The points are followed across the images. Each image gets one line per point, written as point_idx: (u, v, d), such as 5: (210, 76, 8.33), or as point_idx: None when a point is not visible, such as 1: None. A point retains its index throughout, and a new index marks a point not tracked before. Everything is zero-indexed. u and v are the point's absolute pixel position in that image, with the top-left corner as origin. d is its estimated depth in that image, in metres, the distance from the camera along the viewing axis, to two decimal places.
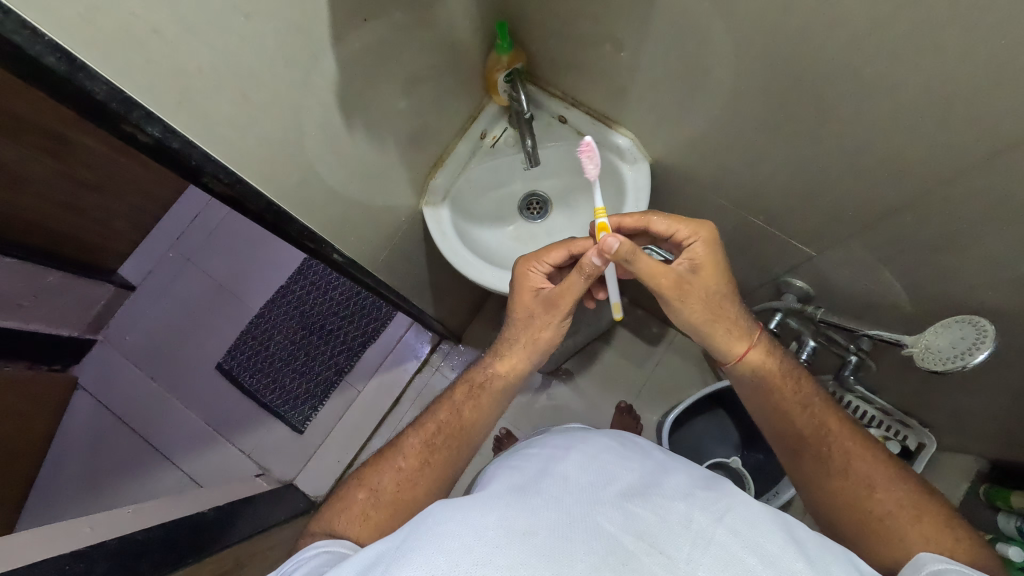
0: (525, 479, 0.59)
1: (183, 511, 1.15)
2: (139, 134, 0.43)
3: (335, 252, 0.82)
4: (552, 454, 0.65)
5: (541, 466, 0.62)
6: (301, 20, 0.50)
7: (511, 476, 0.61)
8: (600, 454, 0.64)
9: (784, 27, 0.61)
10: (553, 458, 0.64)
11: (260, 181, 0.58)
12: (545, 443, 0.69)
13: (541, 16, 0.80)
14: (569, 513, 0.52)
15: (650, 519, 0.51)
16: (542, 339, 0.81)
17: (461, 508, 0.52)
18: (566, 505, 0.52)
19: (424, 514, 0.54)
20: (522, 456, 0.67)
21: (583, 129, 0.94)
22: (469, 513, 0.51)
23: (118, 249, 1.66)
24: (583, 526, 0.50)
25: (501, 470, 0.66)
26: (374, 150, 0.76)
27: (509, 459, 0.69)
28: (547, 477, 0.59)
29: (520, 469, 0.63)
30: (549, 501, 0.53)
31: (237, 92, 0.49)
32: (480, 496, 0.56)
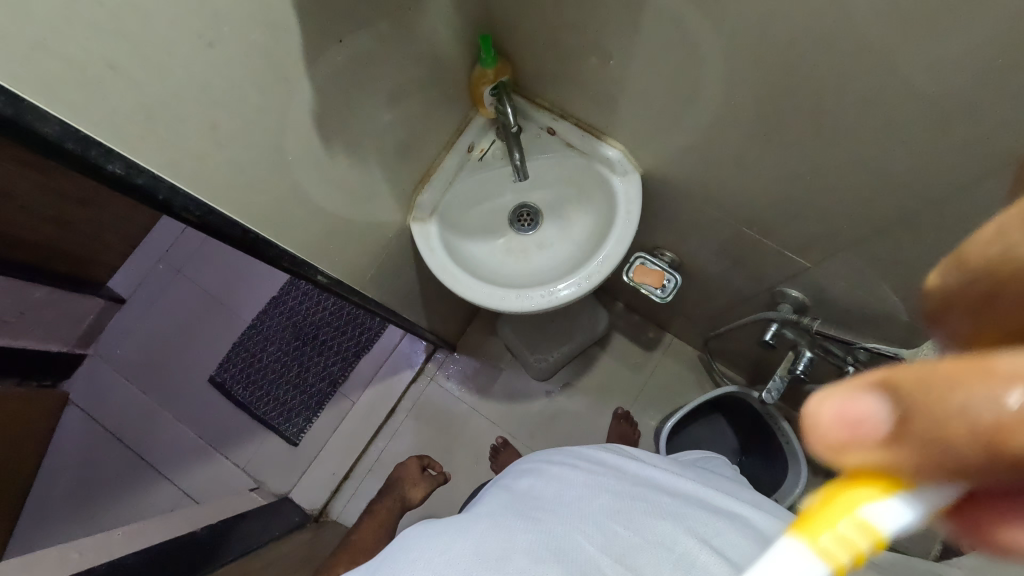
0: (513, 501, 0.60)
1: (176, 530, 1.13)
2: (99, 172, 0.41)
3: (319, 274, 0.80)
4: (549, 471, 0.65)
5: (531, 490, 0.63)
6: (272, 45, 0.49)
7: (500, 499, 0.62)
8: (595, 472, 0.64)
9: (773, 38, 0.60)
10: (551, 475, 0.64)
11: (235, 209, 0.57)
12: (541, 459, 0.71)
13: (526, 27, 0.78)
14: (547, 534, 0.53)
15: (629, 538, 0.52)
16: (415, 497, 1.37)
17: (442, 536, 0.54)
18: (545, 527, 0.54)
19: (409, 539, 0.56)
20: (514, 479, 0.68)
21: (572, 141, 0.92)
22: (447, 542, 0.53)
23: (107, 262, 1.64)
24: (560, 547, 0.51)
25: (497, 489, 0.67)
26: (357, 167, 0.74)
27: (503, 483, 0.69)
28: (534, 499, 0.60)
29: (515, 489, 0.64)
30: (529, 524, 0.55)
31: (204, 122, 0.47)
32: (466, 518, 0.58)
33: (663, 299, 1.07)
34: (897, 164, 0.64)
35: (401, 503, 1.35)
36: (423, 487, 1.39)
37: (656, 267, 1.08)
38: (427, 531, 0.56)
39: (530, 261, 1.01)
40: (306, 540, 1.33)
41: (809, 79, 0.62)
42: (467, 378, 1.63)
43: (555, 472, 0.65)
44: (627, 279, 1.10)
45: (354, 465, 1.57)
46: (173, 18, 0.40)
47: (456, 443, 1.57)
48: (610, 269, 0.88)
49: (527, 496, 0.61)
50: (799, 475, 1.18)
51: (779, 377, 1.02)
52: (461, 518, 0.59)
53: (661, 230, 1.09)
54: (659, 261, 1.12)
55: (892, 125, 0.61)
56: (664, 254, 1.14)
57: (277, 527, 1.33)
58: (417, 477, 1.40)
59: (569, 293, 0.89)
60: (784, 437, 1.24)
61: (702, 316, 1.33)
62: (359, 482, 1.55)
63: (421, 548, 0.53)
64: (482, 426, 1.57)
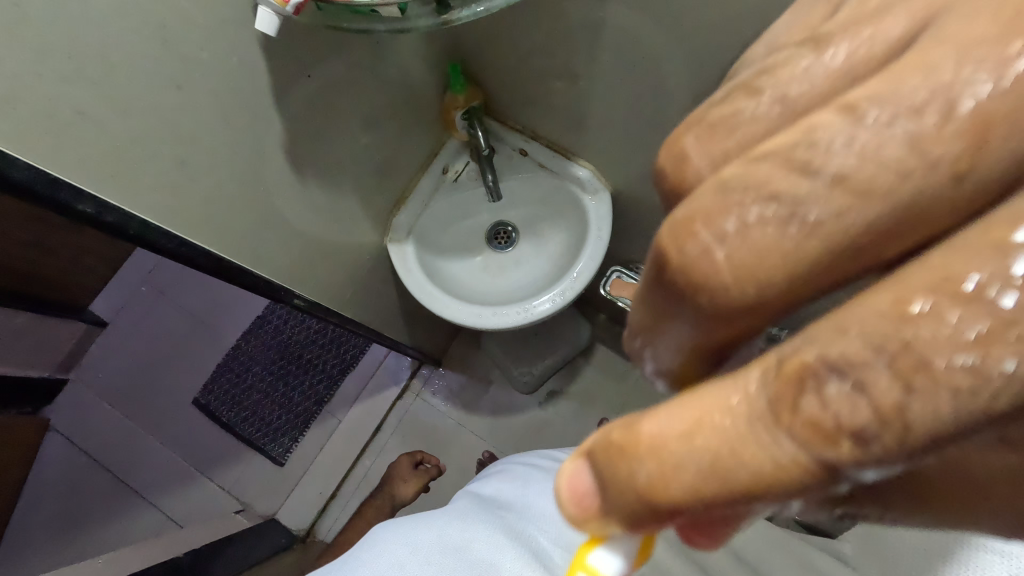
0: (478, 497, 0.62)
1: (158, 557, 1.13)
2: (71, 212, 0.43)
3: (298, 297, 0.81)
4: (518, 469, 0.67)
5: (497, 486, 0.64)
6: (239, 84, 0.51)
7: (468, 495, 0.63)
8: (562, 467, 0.65)
9: (727, 64, 0.63)
10: (518, 475, 0.65)
11: (210, 239, 0.58)
12: (514, 459, 0.71)
13: (495, 53, 0.81)
14: (505, 525, 0.54)
15: (580, 529, 0.54)
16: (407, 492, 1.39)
17: (404, 528, 0.55)
18: (504, 518, 0.55)
19: (374, 535, 0.56)
20: (485, 478, 0.69)
21: (544, 161, 0.94)
22: (409, 532, 0.54)
23: (87, 287, 1.63)
24: (516, 537, 0.53)
25: (468, 488, 0.68)
26: (333, 193, 0.76)
27: (476, 483, 0.69)
28: (497, 497, 0.61)
29: (484, 488, 0.65)
30: (489, 515, 0.56)
31: (174, 159, 0.49)
32: (436, 511, 0.59)
33: None
34: None
35: (393, 499, 1.38)
36: (415, 482, 1.39)
37: (632, 281, 1.10)
38: (398, 523, 0.57)
39: (507, 278, 1.02)
40: (293, 560, 1.32)
41: None
42: (453, 394, 1.64)
43: (524, 471, 0.66)
44: (604, 293, 1.12)
45: (341, 484, 1.57)
46: (137, 64, 0.42)
47: (443, 459, 1.57)
48: (584, 284, 0.91)
49: (493, 494, 0.63)
50: None
51: None
52: (434, 512, 0.59)
53: (635, 244, 1.11)
54: (636, 275, 1.13)
55: None
56: (640, 267, 1.16)
57: (264, 549, 1.32)
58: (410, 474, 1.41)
59: (545, 309, 0.91)
60: None
61: None
62: (347, 501, 1.55)
63: (388, 542, 0.54)
64: (468, 441, 1.58)
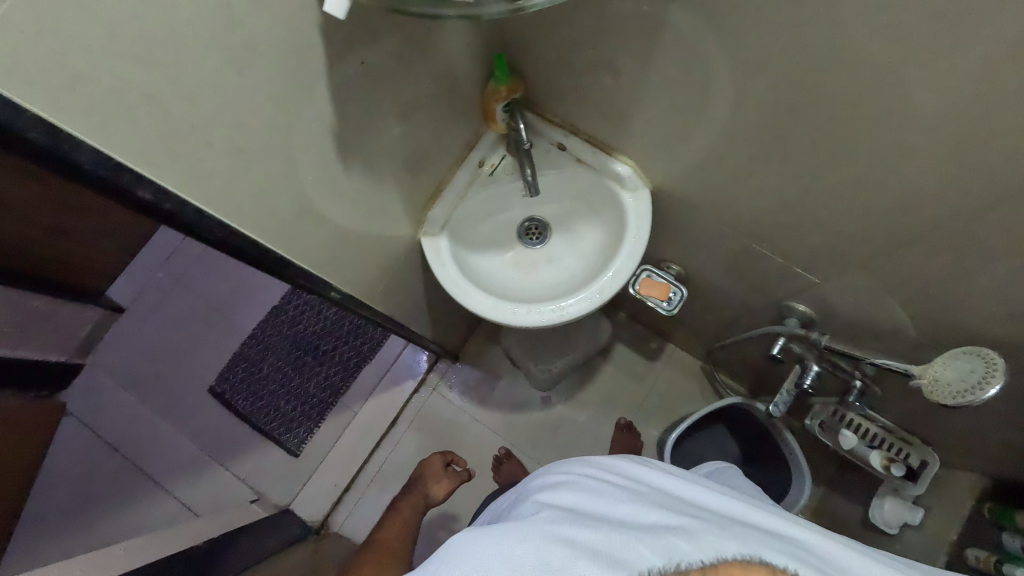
0: (560, 511, 0.57)
1: (179, 545, 1.12)
2: (129, 197, 0.42)
3: (332, 290, 0.79)
4: (591, 484, 0.61)
5: (574, 500, 0.59)
6: (297, 74, 0.49)
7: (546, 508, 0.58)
8: (640, 487, 0.60)
9: (789, 65, 0.61)
10: (593, 490, 0.60)
11: (257, 228, 0.56)
12: (570, 470, 0.66)
13: (541, 46, 0.79)
14: (602, 545, 0.50)
15: (696, 555, 0.49)
16: (440, 494, 1.32)
17: (491, 537, 0.52)
18: (603, 538, 0.50)
19: (459, 544, 0.53)
20: (551, 488, 0.64)
21: (582, 157, 0.92)
22: (499, 545, 0.51)
23: (107, 271, 1.63)
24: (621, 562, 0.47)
25: (531, 499, 0.63)
26: (372, 185, 0.74)
27: (538, 492, 0.64)
28: (578, 511, 0.56)
29: (558, 502, 0.59)
30: (587, 534, 0.51)
31: (233, 146, 0.47)
32: (516, 524, 0.54)
33: (669, 312, 1.07)
34: (904, 182, 0.65)
35: (424, 500, 1.31)
36: (447, 484, 1.33)
37: (662, 280, 1.08)
38: (477, 534, 0.53)
39: (539, 276, 1.00)
40: (309, 553, 1.31)
41: (823, 104, 0.63)
42: (470, 388, 1.63)
43: (597, 487, 0.60)
44: (634, 292, 1.09)
45: (356, 476, 1.56)
46: (207, 48, 0.40)
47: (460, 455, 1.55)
48: (621, 284, 0.89)
49: (572, 509, 0.57)
50: (803, 485, 1.17)
51: (787, 392, 1.02)
52: (505, 527, 0.54)
53: (667, 242, 1.09)
54: (666, 274, 1.11)
55: (898, 144, 0.62)
56: (670, 267, 1.14)
57: (281, 539, 1.32)
58: (439, 474, 1.35)
59: (580, 308, 0.89)
60: (787, 448, 1.22)
61: (705, 327, 1.34)
62: (362, 493, 1.54)
63: (478, 546, 0.51)
64: (484, 436, 1.57)
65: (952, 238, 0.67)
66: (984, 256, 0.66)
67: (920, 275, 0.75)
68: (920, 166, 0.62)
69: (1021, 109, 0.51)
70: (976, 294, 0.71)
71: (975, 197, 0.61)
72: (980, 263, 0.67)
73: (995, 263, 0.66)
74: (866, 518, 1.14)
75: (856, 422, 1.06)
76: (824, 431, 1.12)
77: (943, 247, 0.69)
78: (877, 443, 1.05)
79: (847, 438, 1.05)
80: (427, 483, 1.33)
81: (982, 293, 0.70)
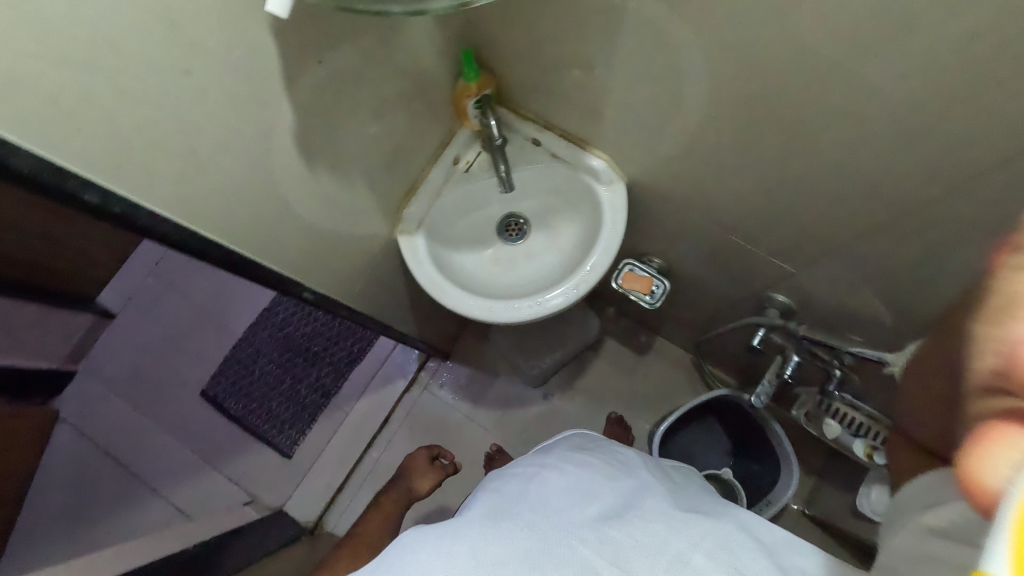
0: (502, 499, 0.59)
1: (170, 549, 1.12)
2: (76, 202, 0.42)
3: (307, 291, 0.79)
4: (537, 472, 0.63)
5: (520, 487, 0.61)
6: (252, 74, 0.50)
7: (489, 497, 0.61)
8: (586, 470, 0.63)
9: (752, 56, 0.61)
10: (538, 478, 0.62)
11: (218, 229, 0.56)
12: (523, 459, 0.68)
13: (511, 41, 0.79)
14: (538, 537, 0.52)
15: (624, 542, 0.52)
16: (424, 488, 1.31)
17: (436, 533, 0.54)
18: (539, 529, 0.53)
19: (411, 541, 0.54)
20: (501, 475, 0.66)
21: (557, 152, 0.92)
22: (441, 539, 0.53)
23: (95, 278, 1.63)
24: (554, 557, 0.51)
25: (485, 487, 0.65)
26: (343, 184, 0.74)
27: (491, 480, 0.67)
28: (522, 497, 0.59)
29: (504, 488, 0.61)
30: (524, 526, 0.53)
31: (185, 147, 0.47)
32: (460, 519, 0.57)
33: (652, 305, 1.07)
34: (871, 170, 0.65)
35: (410, 494, 1.30)
36: (432, 478, 1.32)
37: (645, 274, 1.07)
38: (428, 531, 0.55)
39: (518, 272, 1.00)
40: (301, 554, 1.31)
41: (787, 94, 0.63)
42: (461, 386, 1.63)
43: (545, 476, 0.62)
44: (616, 286, 1.09)
45: (349, 476, 1.55)
46: (150, 49, 0.40)
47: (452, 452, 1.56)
48: (598, 278, 0.89)
49: (517, 496, 0.59)
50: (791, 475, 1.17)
51: (769, 381, 1.01)
52: (450, 523, 0.56)
53: (649, 235, 1.09)
54: (649, 267, 1.11)
55: (862, 133, 0.62)
56: (653, 260, 1.14)
57: (275, 539, 1.33)
58: (425, 467, 1.34)
59: (558, 303, 0.89)
60: (775, 437, 1.22)
61: (691, 319, 1.34)
62: (355, 493, 1.53)
63: (431, 543, 0.53)
64: (475, 434, 1.57)
65: (921, 225, 0.67)
66: (953, 241, 0.66)
67: (894, 262, 0.75)
68: (885, 154, 0.62)
69: (976, 94, 0.51)
70: (948, 280, 0.71)
71: (940, 184, 0.61)
72: (949, 249, 0.67)
73: (963, 248, 0.66)
74: (854, 506, 1.15)
75: (841, 411, 1.05)
76: (809, 421, 1.12)
77: (913, 234, 0.69)
78: (861, 433, 1.03)
79: (831, 428, 1.05)
80: (410, 476, 1.32)
81: (954, 279, 0.70)
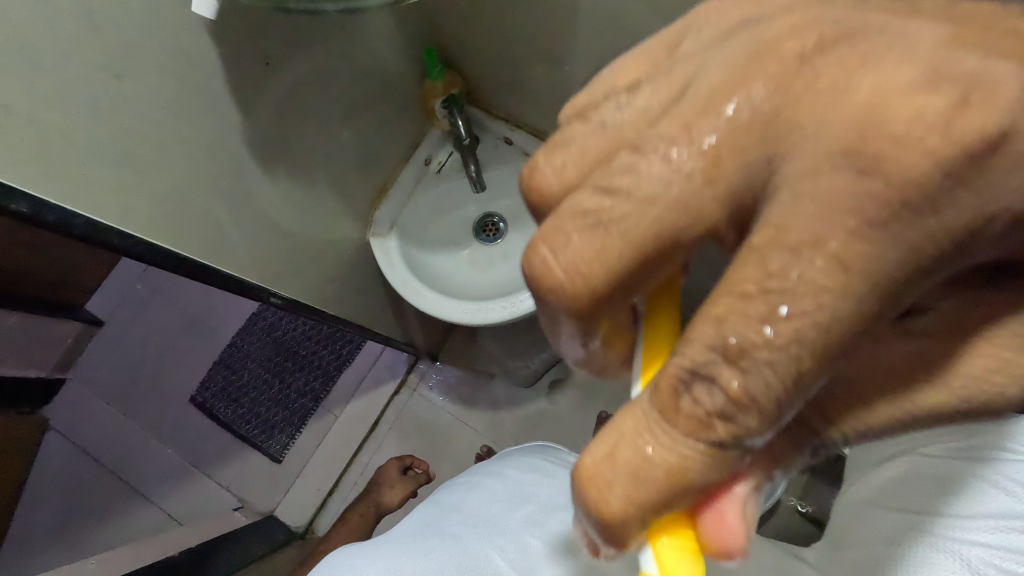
0: (438, 512, 0.63)
1: (152, 557, 1.11)
2: (2, 212, 0.40)
3: (273, 296, 0.75)
4: (477, 480, 0.66)
5: (459, 497, 0.64)
6: (188, 74, 0.49)
7: (423, 511, 0.64)
8: (529, 472, 0.65)
9: None
10: (476, 484, 0.65)
11: (169, 237, 0.54)
12: (472, 469, 0.71)
13: (475, 36, 0.78)
14: (462, 549, 0.56)
15: (538, 550, 0.56)
16: (394, 500, 1.34)
17: (369, 549, 0.58)
18: (463, 542, 0.57)
19: (338, 553, 0.59)
20: (446, 489, 0.69)
21: (529, 150, 0.91)
22: (370, 554, 0.57)
23: (83, 285, 1.63)
24: (472, 568, 0.55)
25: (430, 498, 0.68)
26: (307, 186, 0.73)
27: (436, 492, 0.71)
28: (460, 507, 0.62)
29: (444, 500, 0.65)
30: (450, 539, 0.58)
31: (122, 153, 0.47)
32: (393, 534, 0.60)
33: None
34: None
35: (377, 508, 1.34)
36: (403, 489, 1.35)
37: None
38: (354, 547, 0.59)
39: (496, 272, 0.97)
40: (291, 560, 1.30)
41: None
42: (450, 388, 1.61)
43: (486, 482, 0.65)
44: None
45: (339, 481, 1.54)
46: (72, 53, 0.40)
47: (441, 456, 1.53)
48: None
49: (453, 506, 0.63)
50: None
51: None
52: (385, 537, 0.61)
53: None
54: None
55: None
56: None
57: (264, 545, 1.31)
58: (397, 479, 1.37)
59: (533, 303, 0.87)
60: None
61: None
62: (343, 498, 1.52)
63: (361, 555, 0.57)
64: (466, 435, 1.55)
65: None
66: None
67: None
68: None
69: None
70: None
71: None
72: None
73: None
74: None
75: None
76: None
77: None
78: None
79: None
80: (379, 487, 1.36)
81: None
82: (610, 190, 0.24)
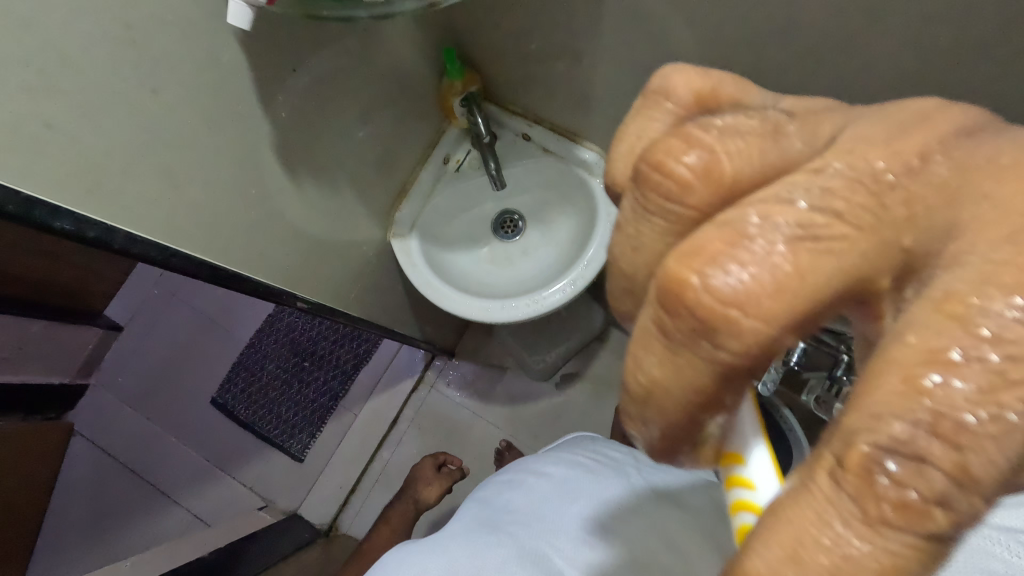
0: (490, 512, 0.63)
1: (181, 558, 1.13)
2: (48, 231, 0.41)
3: (301, 300, 0.76)
4: (525, 478, 0.67)
5: (508, 498, 0.64)
6: (220, 87, 0.49)
7: (477, 510, 0.65)
8: (577, 469, 0.66)
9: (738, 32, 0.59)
10: (525, 483, 0.66)
11: (203, 247, 0.55)
12: (520, 467, 0.71)
13: (491, 30, 0.77)
14: (518, 547, 0.56)
15: (599, 550, 0.55)
16: (431, 497, 1.33)
17: (426, 547, 0.59)
18: (518, 540, 0.57)
19: (399, 556, 0.59)
20: (495, 486, 0.69)
21: (548, 146, 0.90)
22: (425, 553, 0.58)
23: (103, 292, 1.65)
24: (530, 560, 0.55)
25: (476, 498, 0.69)
26: (327, 188, 0.73)
27: (482, 490, 0.71)
28: (510, 507, 0.62)
29: (495, 498, 0.66)
30: (503, 537, 0.57)
31: (156, 168, 0.47)
32: (450, 534, 0.60)
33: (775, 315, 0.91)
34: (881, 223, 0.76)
35: (416, 504, 1.33)
36: (439, 487, 1.34)
37: None
38: (413, 547, 0.60)
39: (516, 269, 0.98)
40: (317, 557, 1.31)
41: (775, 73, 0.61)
42: (468, 383, 1.60)
43: (531, 481, 0.66)
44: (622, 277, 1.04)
45: (360, 478, 1.55)
46: (111, 68, 0.40)
47: (460, 452, 1.53)
48: (596, 273, 0.84)
49: (502, 507, 0.63)
50: None
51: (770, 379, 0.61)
52: (438, 535, 0.62)
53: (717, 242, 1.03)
54: None
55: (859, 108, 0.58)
56: None
57: (290, 543, 1.33)
58: (432, 477, 1.36)
59: (555, 299, 0.86)
60: None
61: None
62: (365, 495, 1.53)
63: (418, 554, 0.58)
64: (484, 431, 1.54)
65: None
66: None
67: None
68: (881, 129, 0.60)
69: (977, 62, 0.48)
70: None
71: None
72: None
73: None
74: None
75: None
76: None
77: None
78: None
79: None
80: (417, 484, 1.35)
81: None
82: (756, 240, 0.21)
